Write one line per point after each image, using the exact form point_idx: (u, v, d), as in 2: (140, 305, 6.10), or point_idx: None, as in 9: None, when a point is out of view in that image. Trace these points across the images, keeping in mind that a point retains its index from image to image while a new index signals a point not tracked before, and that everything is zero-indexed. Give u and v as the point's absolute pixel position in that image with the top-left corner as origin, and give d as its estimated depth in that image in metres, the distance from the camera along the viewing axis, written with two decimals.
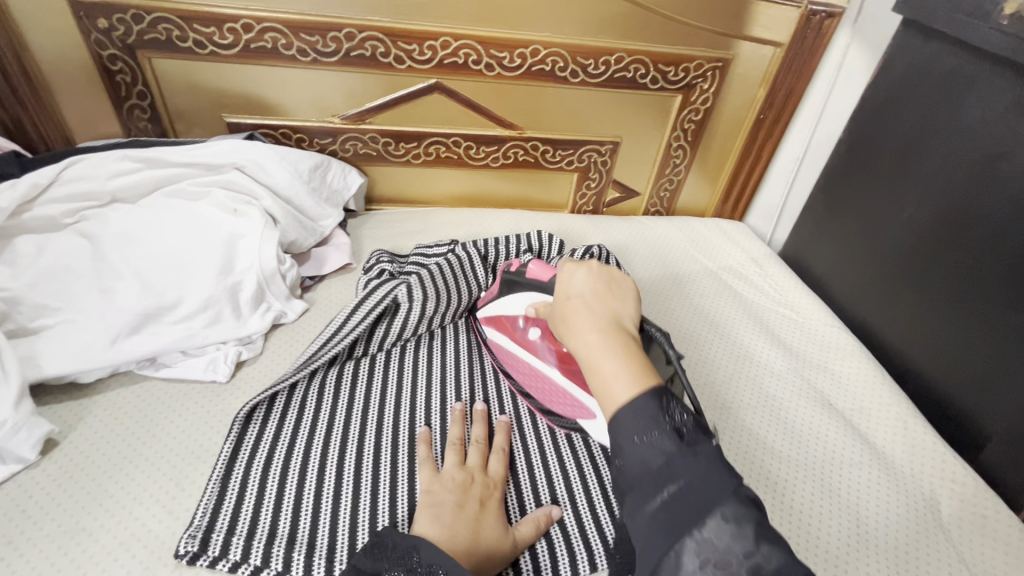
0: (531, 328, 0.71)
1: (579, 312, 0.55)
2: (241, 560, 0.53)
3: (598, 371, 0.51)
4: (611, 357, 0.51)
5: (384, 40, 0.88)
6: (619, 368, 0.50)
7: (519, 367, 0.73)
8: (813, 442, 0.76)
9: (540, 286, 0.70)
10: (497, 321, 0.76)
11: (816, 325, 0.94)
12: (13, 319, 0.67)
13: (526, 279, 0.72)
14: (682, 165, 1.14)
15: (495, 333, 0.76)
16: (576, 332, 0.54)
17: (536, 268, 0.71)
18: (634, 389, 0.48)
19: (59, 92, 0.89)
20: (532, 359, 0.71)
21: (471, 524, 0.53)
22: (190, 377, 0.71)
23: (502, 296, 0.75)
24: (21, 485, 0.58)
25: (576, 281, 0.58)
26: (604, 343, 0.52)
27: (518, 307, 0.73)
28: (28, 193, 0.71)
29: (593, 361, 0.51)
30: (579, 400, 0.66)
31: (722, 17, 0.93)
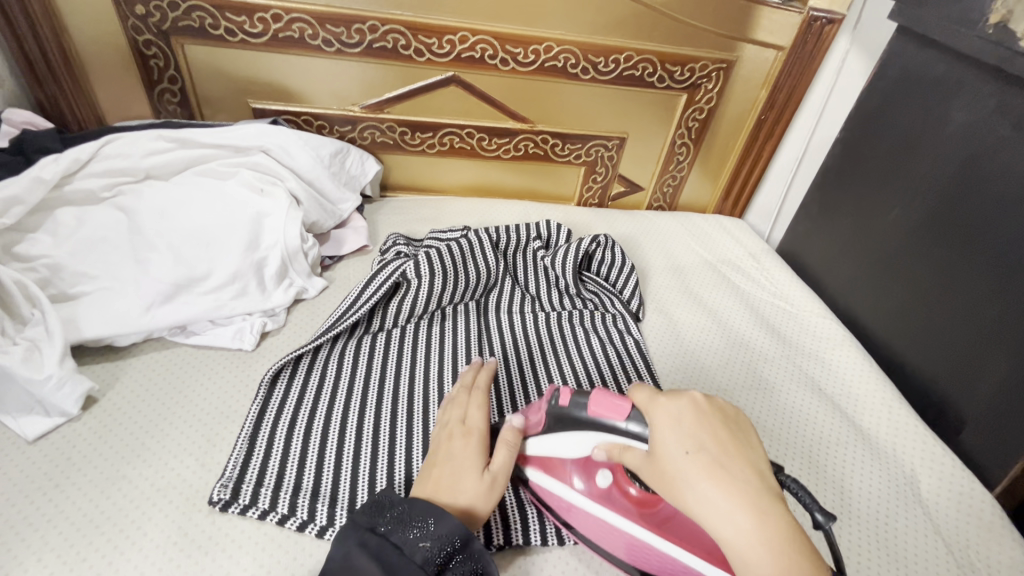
0: (598, 471, 0.58)
1: (713, 486, 0.42)
2: (269, 509, 0.58)
3: (751, 575, 0.40)
4: (767, 556, 0.39)
5: (405, 33, 0.93)
6: (777, 571, 0.39)
7: (583, 523, 0.57)
8: (802, 422, 0.81)
9: (609, 427, 0.52)
10: (543, 461, 0.59)
11: (810, 316, 0.99)
12: (55, 284, 0.71)
13: (586, 416, 0.53)
14: (685, 162, 1.18)
15: (541, 480, 0.59)
16: (714, 513, 0.41)
17: (601, 403, 0.52)
18: None
19: (93, 73, 0.93)
20: (603, 514, 0.56)
21: (446, 477, 0.53)
22: (218, 344, 0.75)
23: (552, 435, 0.57)
24: (64, 436, 0.63)
25: (679, 439, 0.45)
26: (758, 543, 0.40)
27: (571, 450, 0.56)
28: (70, 167, 0.75)
29: (751, 568, 0.40)
30: (690, 566, 0.52)
31: (728, 20, 0.98)
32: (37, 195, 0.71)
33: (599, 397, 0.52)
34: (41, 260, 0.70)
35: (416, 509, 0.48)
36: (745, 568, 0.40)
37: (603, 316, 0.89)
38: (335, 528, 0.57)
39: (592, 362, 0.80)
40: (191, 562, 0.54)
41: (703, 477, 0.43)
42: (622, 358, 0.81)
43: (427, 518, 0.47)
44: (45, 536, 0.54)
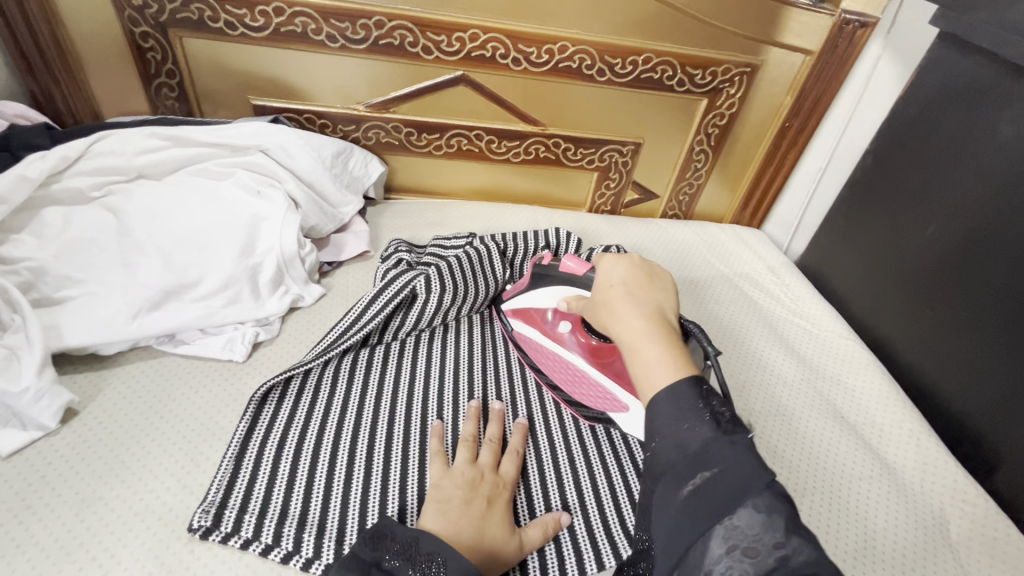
0: (560, 321, 0.74)
1: (623, 301, 0.55)
2: (252, 538, 0.54)
3: (639, 354, 0.50)
4: (654, 342, 0.50)
5: (413, 29, 0.88)
6: (660, 354, 0.49)
7: (545, 359, 0.76)
8: (824, 453, 0.76)
9: (575, 280, 0.71)
10: (526, 313, 0.78)
11: (832, 337, 0.94)
12: (39, 288, 0.67)
13: (561, 274, 0.73)
14: (703, 170, 1.13)
15: (521, 324, 0.79)
16: (621, 319, 0.54)
17: (574, 265, 0.71)
18: (674, 374, 0.48)
19: (90, 65, 0.90)
20: (562, 350, 0.74)
21: (479, 517, 0.53)
22: (208, 355, 0.72)
23: (530, 289, 0.77)
24: (40, 452, 0.59)
25: (618, 272, 0.59)
26: (648, 329, 0.52)
27: (546, 300, 0.75)
28: (58, 165, 0.72)
29: (636, 346, 0.51)
30: (613, 393, 0.69)
31: (754, 22, 0.92)
32: (22, 194, 0.68)
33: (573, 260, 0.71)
34: (25, 262, 0.67)
35: (445, 548, 0.48)
36: (637, 354, 0.51)
37: None
38: (322, 561, 0.53)
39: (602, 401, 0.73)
40: None
41: (619, 299, 0.56)
42: None
43: (444, 562, 0.47)
44: (13, 562, 0.51)
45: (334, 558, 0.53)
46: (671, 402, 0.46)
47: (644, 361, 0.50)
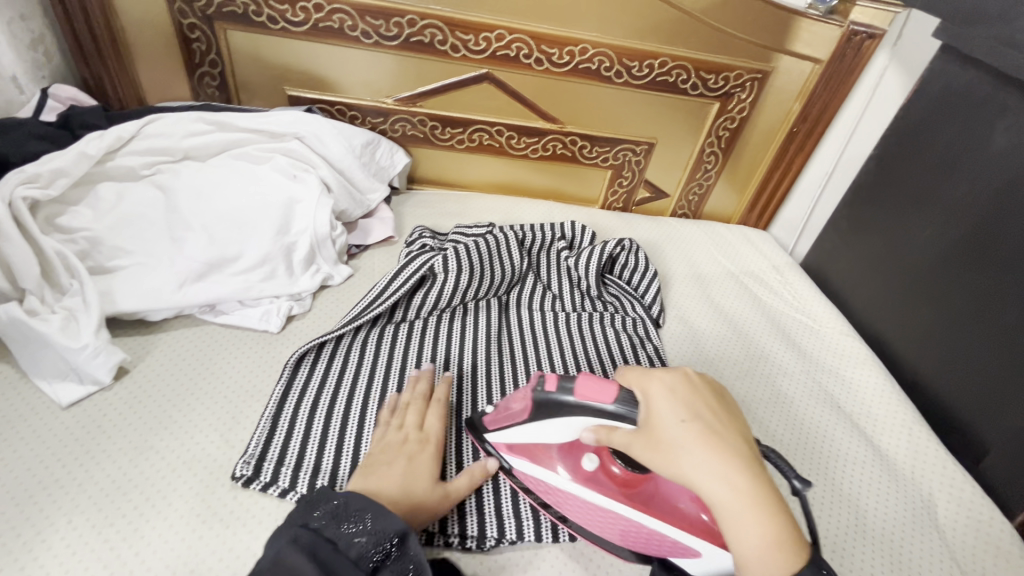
0: (581, 457, 0.59)
1: (706, 453, 0.45)
2: (289, 488, 0.59)
3: (738, 531, 0.43)
4: (753, 517, 0.43)
5: (443, 28, 0.94)
6: (762, 533, 0.43)
7: (563, 503, 0.60)
8: (820, 440, 0.80)
9: (597, 408, 0.54)
10: (526, 447, 0.61)
11: (832, 333, 0.98)
12: (94, 257, 0.73)
13: (575, 400, 0.55)
14: (713, 171, 1.18)
15: (523, 460, 0.61)
16: (706, 478, 0.45)
17: (588, 384, 0.55)
18: (792, 564, 0.42)
19: (138, 53, 0.95)
20: (586, 492, 0.58)
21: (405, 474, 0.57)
22: (245, 325, 0.77)
23: (533, 422, 0.59)
24: (95, 405, 0.64)
25: (670, 409, 0.49)
26: (742, 502, 0.44)
27: (560, 434, 0.58)
28: (114, 144, 0.77)
29: (733, 523, 0.44)
30: (676, 539, 0.55)
31: (766, 30, 0.97)
32: (81, 169, 0.74)
33: (586, 381, 0.55)
34: (81, 233, 0.73)
35: (368, 505, 0.50)
36: (733, 531, 0.44)
37: (624, 320, 0.90)
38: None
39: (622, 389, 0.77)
40: (213, 535, 0.55)
41: (699, 445, 0.46)
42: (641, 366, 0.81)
43: (372, 518, 0.49)
44: (75, 499, 0.56)
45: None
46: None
47: (746, 541, 0.43)
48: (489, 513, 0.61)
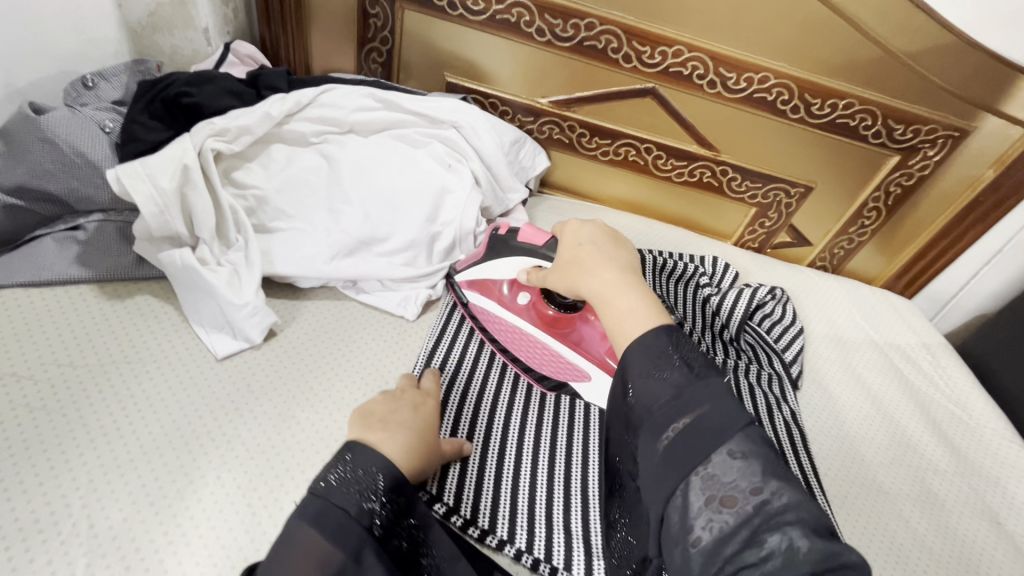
0: (520, 294, 0.76)
1: (590, 259, 0.58)
2: (437, 496, 0.58)
3: (612, 303, 0.53)
4: (626, 292, 0.53)
5: (621, 36, 0.89)
6: (632, 300, 0.53)
7: (500, 330, 0.77)
8: (976, 557, 0.71)
9: (532, 250, 0.71)
10: (481, 283, 0.78)
11: (990, 435, 0.87)
12: (259, 215, 0.75)
13: (518, 243, 0.73)
14: (869, 229, 1.07)
15: (477, 295, 0.78)
16: (592, 272, 0.57)
17: (529, 230, 0.71)
18: (646, 317, 0.50)
19: (316, 22, 0.98)
20: (519, 321, 0.76)
21: (406, 416, 0.56)
22: (384, 307, 0.77)
23: (486, 260, 0.76)
24: (245, 361, 0.66)
25: (584, 232, 0.62)
26: (618, 282, 0.55)
27: (504, 269, 0.74)
28: (292, 109, 0.79)
29: (609, 296, 0.54)
30: (574, 362, 0.73)
31: (981, 86, 0.86)
32: (263, 129, 0.76)
33: (527, 229, 0.72)
34: (252, 191, 0.75)
35: (366, 456, 0.47)
36: (609, 302, 0.53)
37: (758, 373, 0.85)
38: (496, 536, 0.57)
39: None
40: None
41: (586, 254, 0.59)
42: (775, 427, 0.77)
43: (371, 474, 0.46)
44: (224, 456, 0.56)
45: (506, 535, 0.57)
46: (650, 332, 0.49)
47: (615, 311, 0.53)
48: None
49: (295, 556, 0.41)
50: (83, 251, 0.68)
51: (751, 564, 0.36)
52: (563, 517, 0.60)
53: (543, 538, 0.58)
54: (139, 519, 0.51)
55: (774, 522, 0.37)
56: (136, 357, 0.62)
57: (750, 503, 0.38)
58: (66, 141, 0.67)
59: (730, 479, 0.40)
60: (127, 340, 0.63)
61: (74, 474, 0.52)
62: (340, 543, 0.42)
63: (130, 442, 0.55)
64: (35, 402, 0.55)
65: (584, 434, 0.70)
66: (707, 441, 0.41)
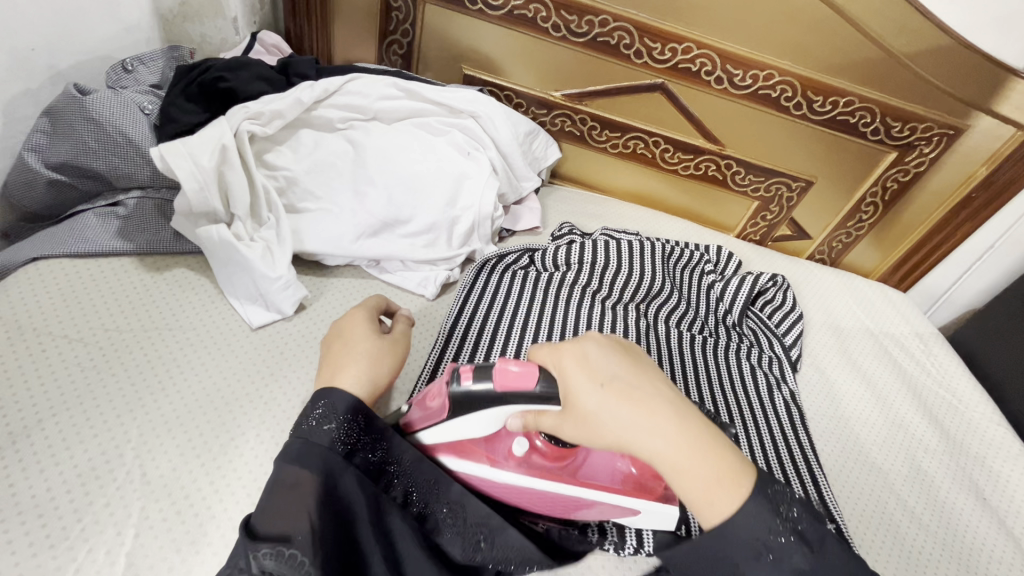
0: (513, 442, 0.58)
1: (639, 407, 0.45)
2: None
3: (687, 476, 0.43)
4: (700, 459, 0.44)
5: (633, 32, 0.93)
6: (708, 468, 0.43)
7: (501, 492, 0.59)
8: (963, 530, 0.75)
9: (525, 396, 0.51)
10: (454, 445, 0.58)
11: (979, 419, 0.91)
12: (289, 195, 0.79)
13: (496, 390, 0.52)
14: (866, 223, 1.11)
15: (454, 460, 0.58)
16: (645, 436, 0.44)
17: (511, 369, 0.51)
18: (732, 492, 0.43)
19: (340, 14, 1.02)
20: (521, 476, 0.57)
21: (344, 344, 0.57)
22: (405, 286, 0.81)
23: (455, 420, 0.55)
24: (278, 332, 0.69)
25: (606, 360, 0.48)
26: (685, 442, 0.44)
27: (489, 425, 0.55)
28: (320, 95, 0.83)
29: (680, 467, 0.44)
30: (610, 503, 0.57)
31: (975, 87, 0.90)
32: (294, 114, 0.80)
33: (508, 369, 0.51)
34: (283, 172, 0.79)
35: (336, 401, 0.51)
36: (682, 475, 0.43)
37: (759, 356, 0.89)
38: None
39: (770, 443, 0.76)
40: None
41: (629, 399, 0.46)
42: (775, 407, 0.81)
43: (330, 406, 0.51)
44: (262, 415, 0.60)
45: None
46: (745, 522, 0.42)
47: (695, 483, 0.43)
48: (628, 521, 0.60)
49: (278, 487, 0.47)
50: (124, 225, 0.72)
51: None
52: None
53: None
54: (187, 469, 0.54)
55: None
56: (177, 324, 0.66)
57: None
58: (110, 121, 0.70)
59: None
60: (168, 309, 0.67)
61: (125, 428, 0.56)
62: (307, 463, 0.48)
63: (174, 401, 0.59)
64: (86, 363, 0.59)
65: None
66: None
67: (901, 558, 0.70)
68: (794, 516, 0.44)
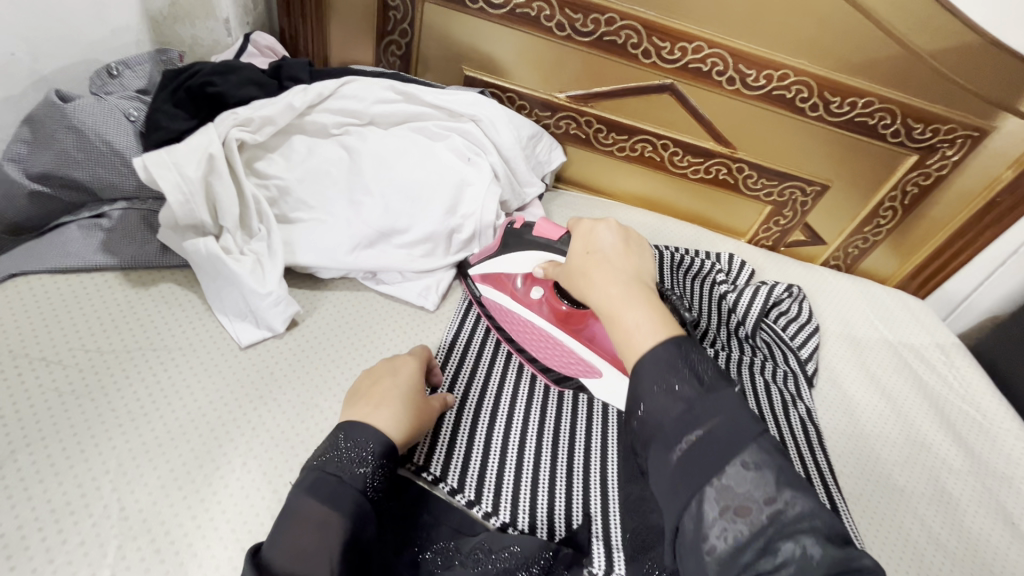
0: (532, 287, 0.74)
1: (600, 268, 0.55)
2: (458, 489, 0.59)
3: (620, 318, 0.50)
4: (634, 307, 0.50)
5: (641, 31, 0.89)
6: (644, 316, 0.49)
7: (511, 320, 0.76)
8: (990, 556, 0.71)
9: (547, 244, 0.72)
10: (494, 278, 0.77)
11: (1004, 435, 0.87)
12: (281, 206, 0.75)
13: (533, 237, 0.74)
14: (884, 228, 1.07)
15: (490, 288, 0.78)
16: (599, 286, 0.53)
17: (547, 225, 0.73)
18: (656, 335, 0.47)
19: (335, 14, 0.98)
20: (533, 313, 0.74)
21: (392, 384, 0.56)
22: (403, 299, 0.77)
23: (501, 253, 0.76)
24: (268, 350, 0.66)
25: (599, 237, 0.58)
26: (628, 294, 0.51)
27: (520, 264, 0.74)
28: (314, 100, 0.79)
29: (617, 311, 0.51)
30: (587, 360, 0.71)
31: (1003, 87, 0.85)
32: (286, 120, 0.77)
33: (544, 224, 0.73)
34: (275, 180, 0.75)
35: (373, 436, 0.49)
36: (620, 315, 0.50)
37: (773, 371, 0.85)
38: (518, 528, 0.57)
39: None
40: None
41: (599, 263, 0.56)
42: (790, 424, 0.77)
43: (363, 443, 0.48)
44: (249, 443, 0.57)
45: (527, 527, 0.57)
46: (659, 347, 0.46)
47: (625, 323, 0.49)
48: None
49: (296, 523, 0.43)
50: (108, 239, 0.68)
51: (767, 571, 0.37)
52: (584, 508, 0.60)
53: (563, 522, 0.58)
54: (168, 503, 0.51)
55: (788, 531, 0.38)
56: (162, 345, 0.63)
57: (764, 514, 0.38)
58: (92, 129, 0.67)
59: (742, 489, 0.40)
60: (153, 329, 0.64)
61: (103, 457, 0.53)
62: (336, 504, 0.45)
63: (157, 427, 0.56)
64: (64, 387, 0.56)
65: (601, 430, 0.69)
66: (727, 457, 0.40)
67: None
68: (700, 362, 0.45)
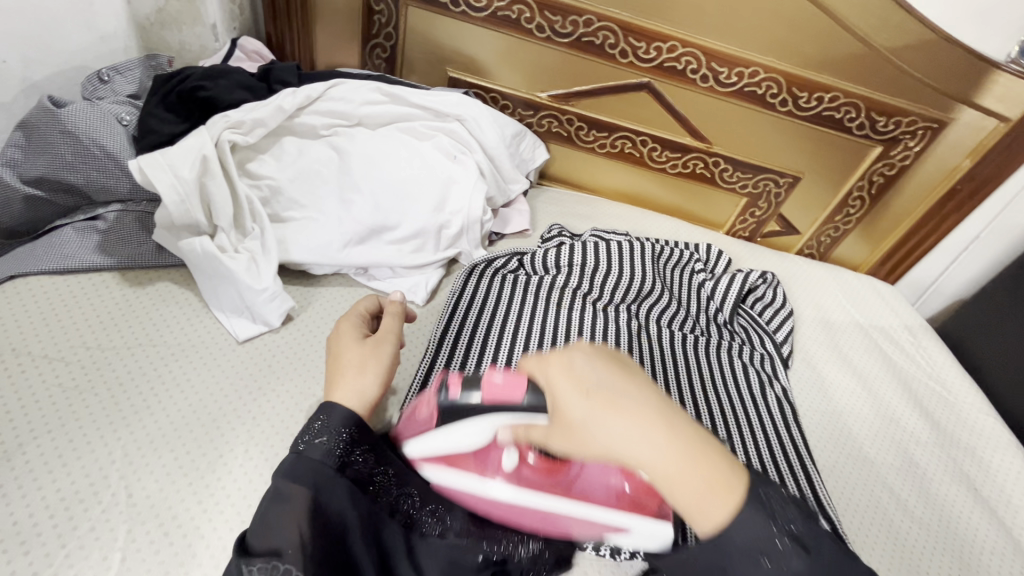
0: (496, 457, 0.53)
1: (615, 423, 0.37)
2: None
3: (677, 492, 0.37)
4: (691, 477, 0.37)
5: (617, 32, 0.93)
6: (702, 484, 0.37)
7: (487, 503, 0.55)
8: (957, 523, 0.76)
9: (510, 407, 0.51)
10: (439, 454, 0.54)
11: (968, 409, 0.92)
12: (273, 205, 0.78)
13: (481, 402, 0.52)
14: (854, 217, 1.12)
15: (442, 473, 0.55)
16: (624, 451, 0.37)
17: (496, 381, 0.52)
18: (727, 508, 0.37)
19: (320, 19, 1.00)
20: (511, 489, 0.53)
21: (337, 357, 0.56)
22: (394, 293, 0.80)
23: (442, 426, 0.53)
24: (264, 344, 0.68)
25: (588, 366, 0.40)
26: (672, 458, 0.37)
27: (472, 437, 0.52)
28: (303, 102, 0.82)
29: (670, 484, 0.37)
30: (604, 521, 0.51)
31: (958, 81, 0.90)
32: (276, 122, 0.79)
33: (493, 381, 0.52)
34: (267, 181, 0.78)
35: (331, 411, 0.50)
36: (671, 490, 0.37)
37: (751, 354, 0.89)
38: None
39: (766, 441, 0.75)
40: None
41: (611, 413, 0.38)
42: (768, 404, 0.81)
43: (324, 418, 0.50)
44: (251, 431, 0.59)
45: None
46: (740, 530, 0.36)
47: (686, 497, 0.37)
48: None
49: (269, 500, 0.45)
50: (103, 240, 0.70)
51: None
52: None
53: None
54: (174, 489, 0.53)
55: None
56: (160, 341, 0.65)
57: None
58: (86, 133, 0.69)
59: None
60: (151, 325, 0.66)
61: (109, 448, 0.55)
62: (297, 478, 0.46)
63: (160, 419, 0.58)
64: (66, 382, 0.58)
65: None
66: None
67: (894, 552, 0.70)
68: (789, 518, 0.38)
